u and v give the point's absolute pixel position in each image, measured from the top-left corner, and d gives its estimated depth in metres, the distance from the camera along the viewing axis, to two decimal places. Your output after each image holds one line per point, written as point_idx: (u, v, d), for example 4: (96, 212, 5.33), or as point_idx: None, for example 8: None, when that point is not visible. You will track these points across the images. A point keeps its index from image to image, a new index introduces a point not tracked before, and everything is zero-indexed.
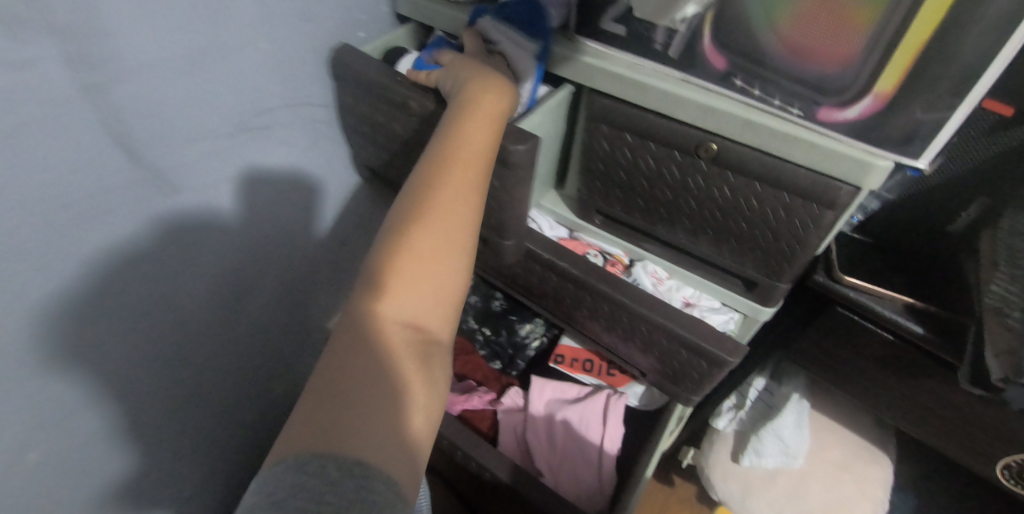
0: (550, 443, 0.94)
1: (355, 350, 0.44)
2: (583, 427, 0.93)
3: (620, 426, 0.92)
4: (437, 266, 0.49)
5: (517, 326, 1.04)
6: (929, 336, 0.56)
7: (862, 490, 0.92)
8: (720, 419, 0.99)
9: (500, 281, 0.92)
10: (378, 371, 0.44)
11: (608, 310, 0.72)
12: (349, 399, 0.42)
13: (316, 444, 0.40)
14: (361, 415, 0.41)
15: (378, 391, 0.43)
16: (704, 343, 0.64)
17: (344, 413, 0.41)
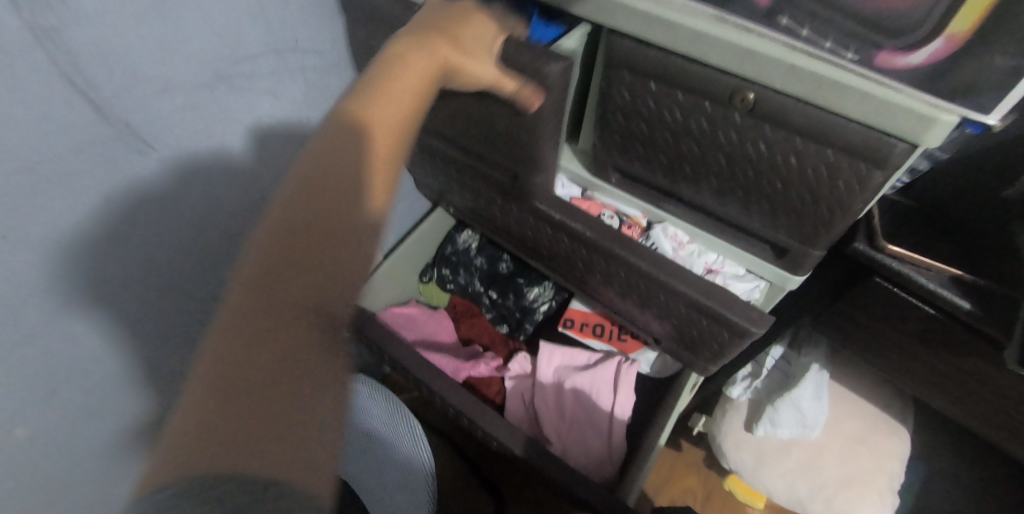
0: (559, 410, 0.92)
1: (251, 330, 0.39)
2: (593, 395, 0.90)
3: (631, 394, 0.88)
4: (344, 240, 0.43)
5: (526, 290, 1.00)
6: (977, 312, 0.51)
7: (879, 463, 0.89)
8: (734, 388, 0.94)
9: (508, 242, 0.87)
10: (286, 356, 0.39)
11: (623, 275, 0.68)
12: (236, 399, 0.37)
13: (210, 462, 0.35)
14: (256, 409, 0.37)
15: (274, 377, 0.38)
16: (726, 312, 0.60)
17: (245, 403, 0.37)
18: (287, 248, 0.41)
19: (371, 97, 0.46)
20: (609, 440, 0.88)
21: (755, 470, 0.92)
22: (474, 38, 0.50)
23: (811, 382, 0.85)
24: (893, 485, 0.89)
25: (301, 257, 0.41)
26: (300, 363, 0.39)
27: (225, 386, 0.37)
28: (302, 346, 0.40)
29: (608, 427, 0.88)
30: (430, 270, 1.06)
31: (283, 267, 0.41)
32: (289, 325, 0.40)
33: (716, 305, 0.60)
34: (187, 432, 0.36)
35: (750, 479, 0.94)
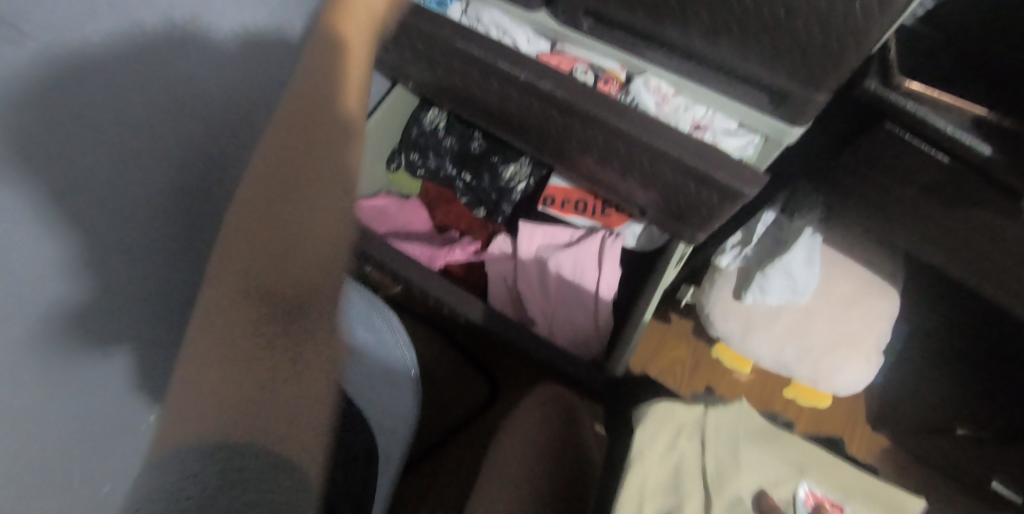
0: (543, 291, 0.88)
1: (225, 298, 0.39)
2: (577, 274, 0.86)
3: (617, 269, 0.85)
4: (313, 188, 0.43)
5: (500, 168, 0.93)
6: (998, 159, 0.46)
7: (867, 325, 0.87)
8: (722, 257, 0.90)
9: (472, 115, 0.79)
10: (269, 308, 0.39)
11: (603, 141, 0.62)
12: (224, 366, 0.37)
13: (215, 434, 0.34)
14: (240, 369, 0.37)
15: (257, 335, 0.38)
16: (716, 172, 0.55)
17: (227, 372, 0.37)
18: (253, 209, 0.41)
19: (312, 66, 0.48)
20: (596, 318, 0.85)
21: (743, 338, 0.91)
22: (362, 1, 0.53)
23: (802, 245, 0.81)
24: (881, 346, 0.88)
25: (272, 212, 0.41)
26: (281, 314, 0.39)
27: (215, 352, 0.37)
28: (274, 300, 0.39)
29: (594, 306, 0.85)
30: (397, 156, 0.98)
31: (254, 234, 0.40)
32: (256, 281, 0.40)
33: (706, 165, 0.55)
34: (186, 417, 0.35)
35: (738, 346, 0.92)
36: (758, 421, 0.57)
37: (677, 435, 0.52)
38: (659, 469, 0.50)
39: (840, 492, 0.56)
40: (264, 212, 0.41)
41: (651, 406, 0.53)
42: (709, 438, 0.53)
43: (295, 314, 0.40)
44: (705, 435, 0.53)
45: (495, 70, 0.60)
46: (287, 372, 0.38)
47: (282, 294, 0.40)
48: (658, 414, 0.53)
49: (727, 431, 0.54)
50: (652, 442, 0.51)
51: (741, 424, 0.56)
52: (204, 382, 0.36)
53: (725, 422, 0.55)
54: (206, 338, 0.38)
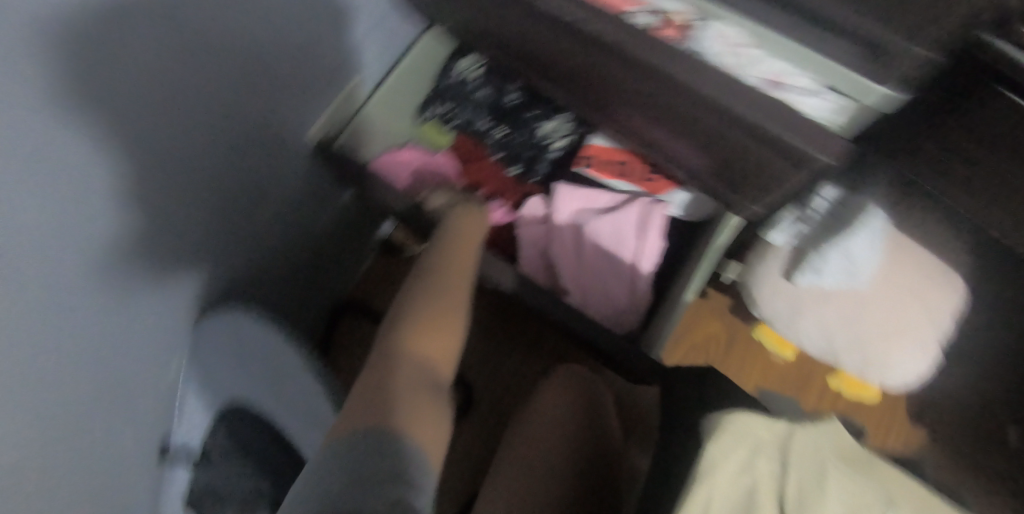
0: (574, 258, 0.82)
1: (369, 389, 0.45)
2: (614, 241, 0.80)
3: (659, 239, 0.79)
4: (446, 324, 0.53)
5: (535, 125, 0.87)
6: None
7: (924, 313, 0.79)
8: (776, 232, 0.80)
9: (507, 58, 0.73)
10: (402, 365, 0.48)
11: (662, 97, 0.55)
12: (377, 394, 0.45)
13: (360, 425, 0.42)
14: (381, 398, 0.44)
15: (397, 382, 0.46)
16: (797, 139, 0.48)
17: (373, 393, 0.45)
18: (417, 325, 0.52)
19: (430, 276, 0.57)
20: (633, 290, 0.79)
21: (790, 320, 0.84)
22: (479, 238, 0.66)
23: (868, 225, 0.76)
24: (939, 339, 0.81)
25: (406, 353, 0.50)
26: (394, 371, 0.47)
27: (368, 392, 0.45)
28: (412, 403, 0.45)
29: (630, 278, 0.79)
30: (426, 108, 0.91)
31: (393, 351, 0.49)
32: (379, 386, 0.46)
33: (784, 130, 0.48)
34: (347, 418, 0.43)
35: (783, 328, 0.85)
36: (845, 442, 0.50)
37: (758, 453, 0.47)
38: (730, 494, 0.45)
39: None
40: (413, 333, 0.51)
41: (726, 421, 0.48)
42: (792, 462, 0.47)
43: (404, 376, 0.47)
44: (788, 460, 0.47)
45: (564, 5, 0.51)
46: (399, 410, 0.43)
47: (399, 376, 0.47)
48: (737, 428, 0.48)
49: (816, 449, 0.48)
50: (727, 457, 0.46)
51: (833, 444, 0.49)
52: (369, 402, 0.44)
53: (818, 443, 0.49)
54: (358, 404, 0.44)
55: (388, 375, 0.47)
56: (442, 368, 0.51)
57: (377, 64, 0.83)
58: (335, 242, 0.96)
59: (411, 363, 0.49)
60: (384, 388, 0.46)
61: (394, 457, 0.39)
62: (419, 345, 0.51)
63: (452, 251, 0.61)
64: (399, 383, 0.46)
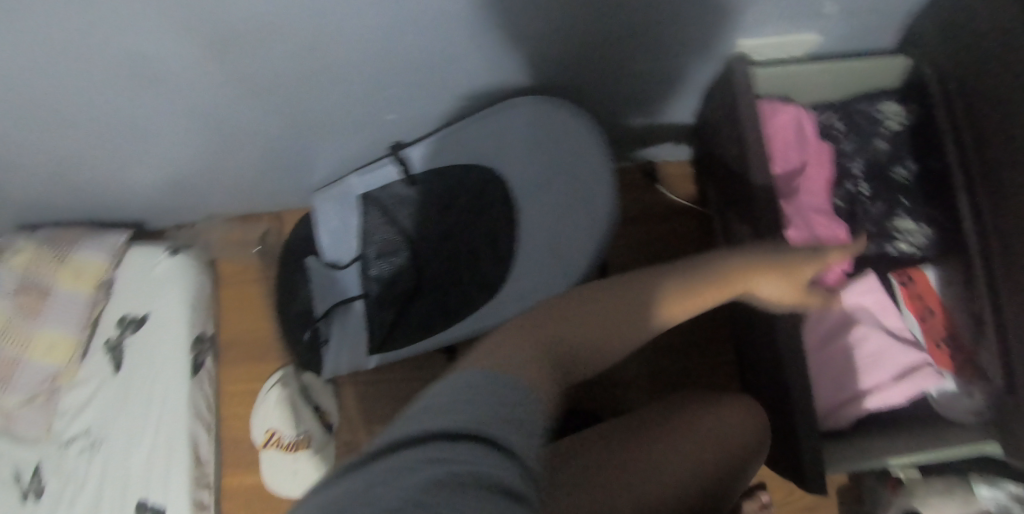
0: (827, 335, 0.78)
1: (577, 317, 0.53)
2: (873, 359, 0.77)
3: (906, 394, 0.76)
4: (692, 302, 0.56)
5: (900, 214, 0.81)
6: None
7: None
8: (984, 487, 0.78)
9: (980, 152, 0.70)
10: (642, 307, 0.54)
11: None
12: (567, 326, 0.53)
13: (545, 329, 0.52)
14: (596, 322, 0.53)
15: (614, 318, 0.54)
16: None
17: (573, 316, 0.53)
18: (676, 281, 0.55)
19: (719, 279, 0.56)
20: (844, 407, 0.77)
21: None
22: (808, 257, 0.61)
23: None
24: None
25: (591, 311, 0.54)
26: (626, 306, 0.54)
27: (533, 329, 0.51)
28: (613, 330, 0.54)
29: (854, 397, 0.76)
30: (824, 110, 0.86)
31: (577, 321, 0.53)
32: (593, 321, 0.53)
33: None
34: (531, 331, 0.50)
35: None
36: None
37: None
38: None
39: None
40: (653, 298, 0.54)
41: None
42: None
43: (619, 314, 0.54)
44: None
45: None
46: (615, 324, 0.54)
47: (622, 313, 0.54)
48: None
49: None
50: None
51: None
52: (569, 318, 0.53)
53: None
54: (564, 318, 0.53)
55: (585, 317, 0.53)
56: (660, 325, 0.55)
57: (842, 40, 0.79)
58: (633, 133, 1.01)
59: (626, 310, 0.54)
60: (593, 318, 0.53)
61: (487, 450, 0.36)
62: (662, 296, 0.54)
63: (709, 271, 0.56)
64: (652, 314, 0.54)
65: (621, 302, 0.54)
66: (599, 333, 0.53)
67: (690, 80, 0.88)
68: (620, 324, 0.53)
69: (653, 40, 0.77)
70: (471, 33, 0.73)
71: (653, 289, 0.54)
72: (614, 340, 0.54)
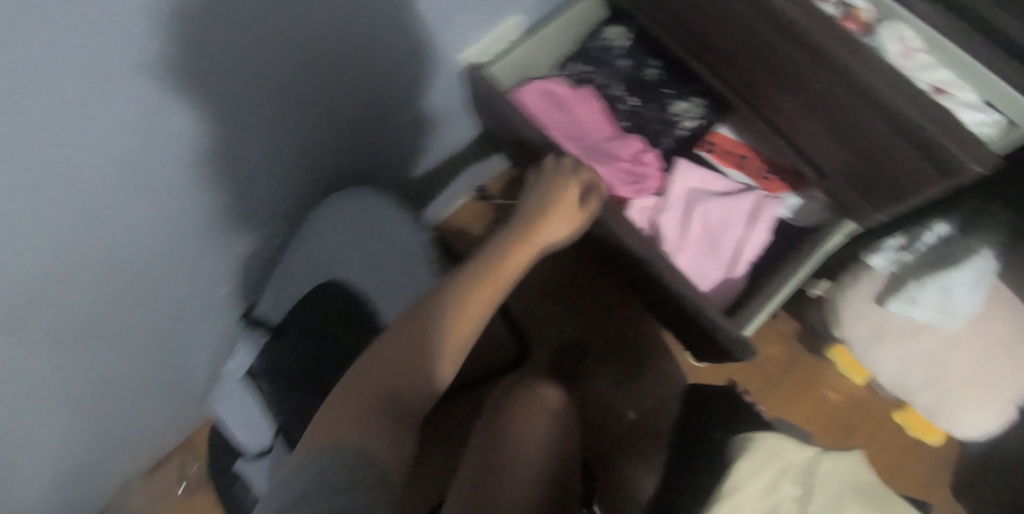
0: (680, 231, 0.85)
1: (352, 406, 0.56)
2: (723, 223, 0.84)
3: (767, 233, 0.83)
4: (422, 329, 0.59)
5: (671, 102, 0.91)
6: None
7: (1011, 375, 0.79)
8: (877, 256, 0.84)
9: (679, 40, 0.81)
10: (401, 369, 0.58)
11: (825, 91, 0.65)
12: (350, 401, 0.56)
13: (324, 439, 0.53)
14: (359, 389, 0.57)
15: (375, 389, 0.57)
16: (945, 139, 0.58)
17: (351, 401, 0.56)
18: (411, 332, 0.59)
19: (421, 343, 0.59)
20: (729, 274, 0.83)
21: (869, 346, 0.85)
22: (449, 339, 0.60)
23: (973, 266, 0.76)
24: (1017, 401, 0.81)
25: (395, 347, 0.58)
26: (383, 355, 0.58)
27: (320, 432, 0.54)
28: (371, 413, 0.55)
29: (731, 264, 0.83)
30: (565, 63, 0.96)
31: (384, 354, 0.58)
32: (370, 394, 0.56)
33: (940, 130, 0.58)
34: (321, 434, 0.54)
35: (862, 354, 0.86)
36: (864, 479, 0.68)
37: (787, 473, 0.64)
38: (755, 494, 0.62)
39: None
40: (387, 363, 0.58)
41: (758, 435, 0.66)
42: (818, 479, 0.65)
43: (361, 412, 0.55)
44: (813, 481, 0.64)
45: None
46: (388, 361, 0.58)
47: (389, 376, 0.57)
48: (766, 447, 0.64)
49: (833, 479, 0.65)
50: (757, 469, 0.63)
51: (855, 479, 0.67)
52: (340, 425, 0.54)
53: (836, 469, 0.66)
54: (333, 413, 0.55)
55: (358, 409, 0.55)
56: (423, 374, 0.58)
57: (538, 8, 0.89)
58: (431, 179, 1.08)
59: (403, 376, 0.58)
60: (370, 401, 0.56)
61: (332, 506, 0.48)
62: (403, 353, 0.58)
63: (429, 327, 0.59)
64: (388, 363, 0.58)
65: (394, 359, 0.58)
66: (370, 400, 0.56)
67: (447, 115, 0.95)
68: (386, 372, 0.57)
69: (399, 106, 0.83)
70: (248, 206, 0.75)
71: (416, 335, 0.59)
72: (386, 372, 0.58)
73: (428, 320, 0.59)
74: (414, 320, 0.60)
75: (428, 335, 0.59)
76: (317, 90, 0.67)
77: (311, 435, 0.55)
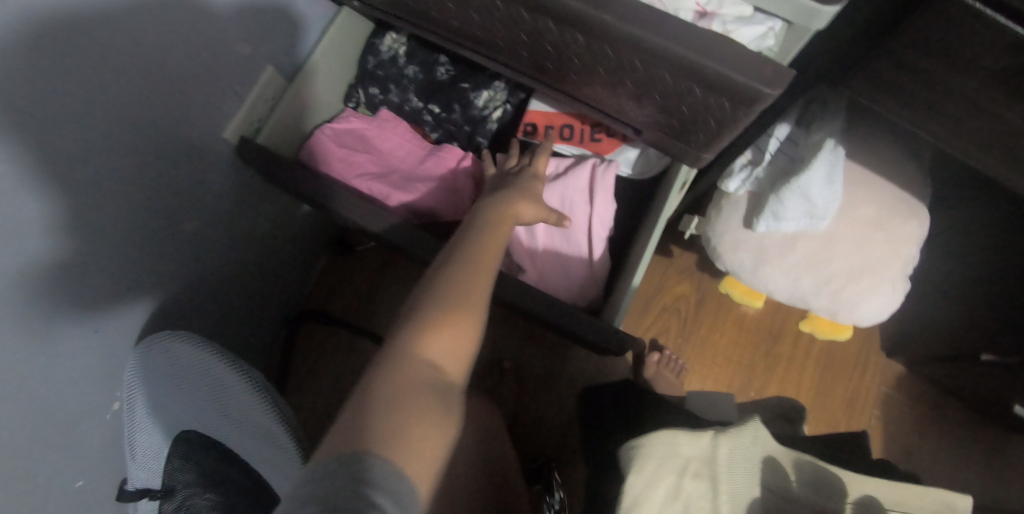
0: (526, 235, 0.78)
1: (387, 397, 0.50)
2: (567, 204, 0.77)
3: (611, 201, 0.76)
4: (451, 328, 0.55)
5: (472, 96, 0.84)
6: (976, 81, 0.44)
7: (893, 249, 0.76)
8: (730, 181, 0.79)
9: (428, 30, 0.68)
10: (427, 355, 0.53)
11: (583, 46, 0.50)
12: (379, 397, 0.50)
13: (350, 441, 0.46)
14: (392, 386, 0.51)
15: (393, 389, 0.50)
16: (727, 70, 0.44)
17: (382, 390, 0.50)
18: (430, 322, 0.55)
19: (442, 329, 0.55)
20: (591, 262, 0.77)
21: (755, 271, 0.80)
22: (469, 322, 0.56)
23: (822, 161, 0.71)
24: (908, 271, 0.78)
25: (426, 347, 0.54)
26: (416, 359, 0.53)
27: (363, 409, 0.49)
28: (413, 395, 0.50)
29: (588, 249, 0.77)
30: (353, 92, 0.88)
31: (414, 350, 0.53)
32: (407, 381, 0.51)
33: (713, 61, 0.44)
34: (354, 418, 0.48)
35: (749, 280, 0.82)
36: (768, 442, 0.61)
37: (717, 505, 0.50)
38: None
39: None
40: (431, 327, 0.54)
41: (648, 436, 0.59)
42: (720, 467, 0.57)
43: (408, 402, 0.50)
44: (716, 471, 0.57)
45: None
46: (424, 356, 0.53)
47: (413, 376, 0.51)
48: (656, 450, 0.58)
49: (739, 461, 0.58)
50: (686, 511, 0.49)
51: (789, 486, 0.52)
52: (366, 416, 0.48)
53: (740, 449, 0.58)
54: (373, 392, 0.50)
55: (394, 398, 0.50)
56: (442, 362, 0.54)
57: (288, 53, 0.83)
58: (283, 262, 1.01)
59: (433, 372, 0.53)
60: (390, 393, 0.50)
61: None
62: (443, 343, 0.54)
63: (442, 310, 0.56)
64: (432, 353, 0.53)
65: (416, 363, 0.52)
66: (409, 387, 0.51)
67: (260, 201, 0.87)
68: (405, 375, 0.51)
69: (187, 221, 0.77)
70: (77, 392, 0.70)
71: (444, 330, 0.55)
72: (417, 359, 0.53)
73: (455, 303, 0.56)
74: (457, 309, 0.56)
75: (448, 303, 0.56)
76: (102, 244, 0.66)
77: (341, 425, 0.48)
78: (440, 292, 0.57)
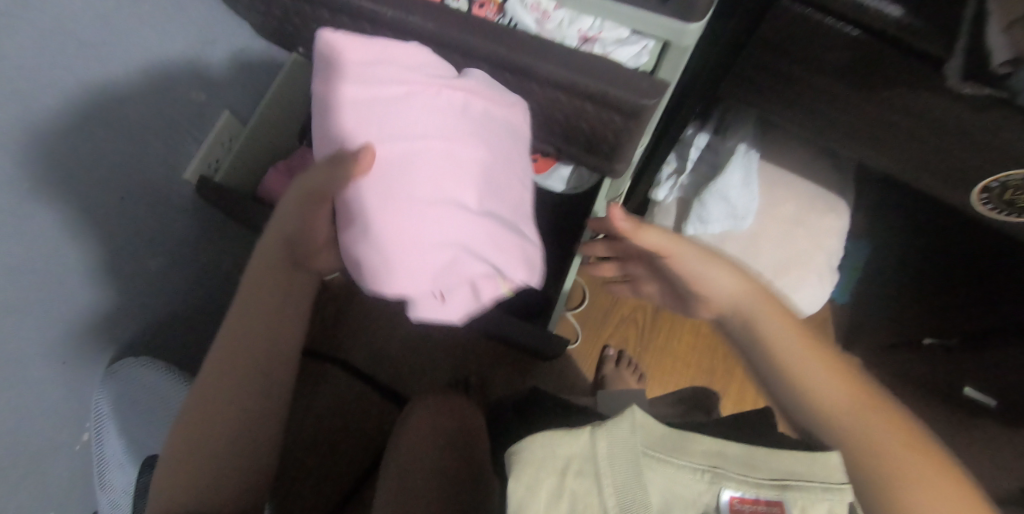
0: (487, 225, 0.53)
1: (205, 429, 0.60)
2: (493, 155, 0.55)
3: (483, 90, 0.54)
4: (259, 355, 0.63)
5: None
6: (832, 79, 0.50)
7: (815, 242, 0.81)
8: (658, 191, 0.85)
9: None
10: (240, 377, 0.62)
11: (489, 73, 0.56)
12: (203, 426, 0.60)
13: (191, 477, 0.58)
14: (212, 414, 0.60)
15: (217, 419, 0.60)
16: (608, 86, 0.50)
17: (205, 419, 0.60)
18: (238, 344, 0.63)
19: (249, 347, 0.63)
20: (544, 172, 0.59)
21: None
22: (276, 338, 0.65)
23: (735, 165, 0.76)
24: (833, 261, 0.83)
25: (239, 371, 0.62)
26: (232, 386, 0.61)
27: (196, 438, 0.59)
28: (227, 423, 0.60)
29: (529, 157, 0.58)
30: (309, 132, 0.94)
31: (227, 375, 0.62)
32: (219, 405, 0.61)
33: (593, 80, 0.50)
34: (184, 450, 0.59)
35: None
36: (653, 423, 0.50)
37: (563, 475, 0.46)
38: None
39: (773, 485, 0.48)
40: (240, 355, 0.62)
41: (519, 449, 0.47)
42: (604, 460, 0.46)
43: (227, 431, 0.60)
44: (598, 467, 0.46)
45: (360, 11, 0.55)
46: (234, 382, 0.62)
47: (229, 401, 0.61)
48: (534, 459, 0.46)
49: (622, 457, 0.47)
50: (532, 493, 0.45)
51: (640, 437, 0.48)
52: (196, 450, 0.59)
53: (621, 443, 0.47)
54: (195, 420, 0.60)
55: (211, 425, 0.60)
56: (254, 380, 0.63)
57: (243, 98, 0.89)
58: None
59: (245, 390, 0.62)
60: (211, 420, 0.60)
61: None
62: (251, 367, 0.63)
63: (252, 330, 0.63)
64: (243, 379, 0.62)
65: (232, 385, 0.61)
66: (226, 416, 0.61)
67: (221, 239, 0.92)
68: (223, 403, 0.61)
69: (152, 261, 0.81)
70: (48, 423, 0.74)
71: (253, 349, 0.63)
72: (231, 380, 0.62)
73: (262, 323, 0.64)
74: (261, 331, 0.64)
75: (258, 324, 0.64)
76: (67, 281, 0.71)
77: (180, 457, 0.59)
78: (248, 309, 0.64)
